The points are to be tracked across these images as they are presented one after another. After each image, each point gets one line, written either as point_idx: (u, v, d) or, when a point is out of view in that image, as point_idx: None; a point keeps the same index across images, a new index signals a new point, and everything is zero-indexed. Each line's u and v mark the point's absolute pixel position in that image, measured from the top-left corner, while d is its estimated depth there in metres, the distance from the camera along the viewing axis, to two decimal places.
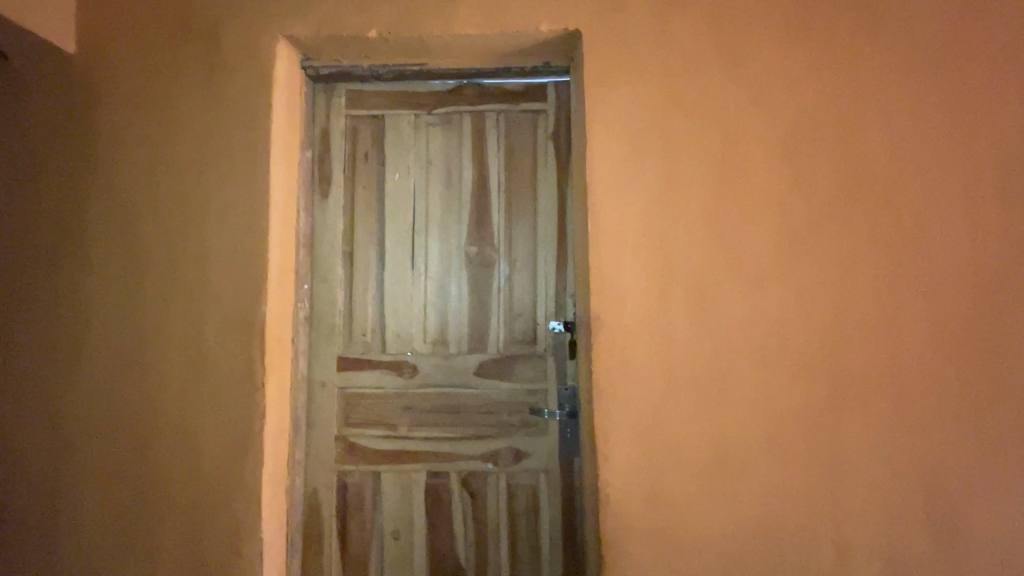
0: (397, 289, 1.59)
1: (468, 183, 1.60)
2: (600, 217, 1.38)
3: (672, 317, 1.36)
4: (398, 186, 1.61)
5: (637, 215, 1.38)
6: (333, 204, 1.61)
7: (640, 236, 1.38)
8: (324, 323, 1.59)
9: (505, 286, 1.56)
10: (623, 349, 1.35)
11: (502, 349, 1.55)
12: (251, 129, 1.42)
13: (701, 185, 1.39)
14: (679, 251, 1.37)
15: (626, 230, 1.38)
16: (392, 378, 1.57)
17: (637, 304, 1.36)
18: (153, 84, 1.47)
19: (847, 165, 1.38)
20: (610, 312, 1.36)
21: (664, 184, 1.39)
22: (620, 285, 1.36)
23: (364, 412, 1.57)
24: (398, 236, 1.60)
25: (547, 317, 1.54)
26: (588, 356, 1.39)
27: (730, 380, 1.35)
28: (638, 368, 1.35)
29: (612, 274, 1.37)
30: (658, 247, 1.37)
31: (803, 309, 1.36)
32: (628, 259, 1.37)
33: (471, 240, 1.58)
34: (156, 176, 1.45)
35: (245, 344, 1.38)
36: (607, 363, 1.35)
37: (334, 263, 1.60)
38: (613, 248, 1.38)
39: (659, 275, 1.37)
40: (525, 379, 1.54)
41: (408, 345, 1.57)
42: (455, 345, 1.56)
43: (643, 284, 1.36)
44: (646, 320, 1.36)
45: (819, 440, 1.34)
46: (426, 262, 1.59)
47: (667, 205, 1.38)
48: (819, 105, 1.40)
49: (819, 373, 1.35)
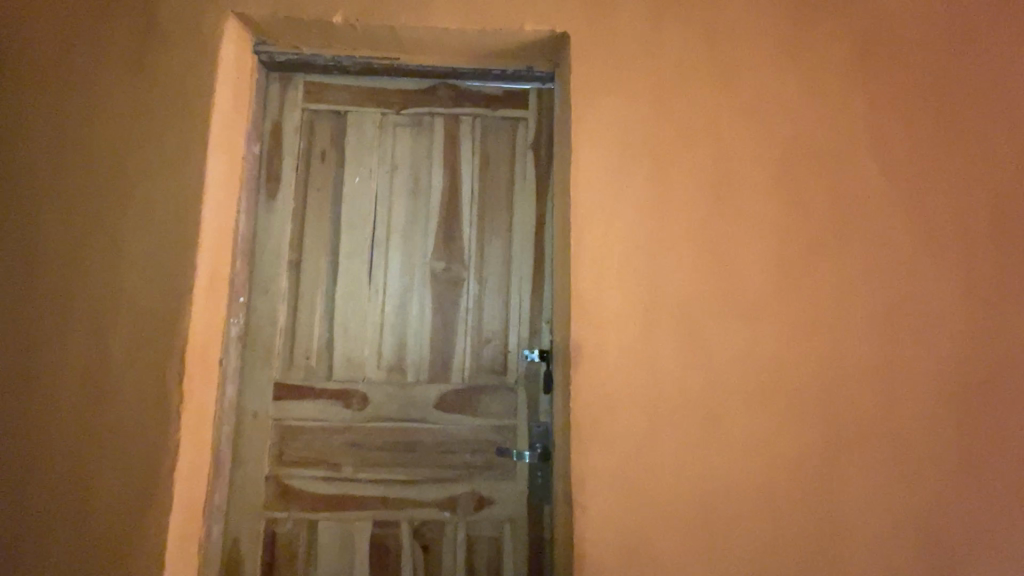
0: (348, 307, 1.38)
1: (437, 191, 1.43)
2: (583, 234, 1.25)
3: (660, 349, 1.22)
4: (357, 190, 1.42)
5: (623, 234, 1.26)
6: (281, 207, 1.41)
7: (627, 257, 1.25)
8: (260, 342, 1.36)
9: (474, 309, 1.39)
10: (606, 382, 1.20)
11: (467, 379, 1.37)
12: (188, 113, 1.22)
13: (692, 205, 1.28)
14: (669, 275, 1.25)
15: (611, 249, 1.25)
16: (337, 409, 1.35)
17: (622, 332, 1.22)
18: (74, 55, 1.26)
19: (841, 194, 1.31)
20: (592, 340, 1.21)
21: (654, 201, 1.27)
22: (603, 310, 1.22)
23: (302, 449, 1.34)
24: (352, 246, 1.40)
25: (520, 343, 1.38)
26: (566, 388, 1.23)
27: (721, 421, 1.22)
28: (620, 404, 1.20)
29: (593, 298, 1.23)
30: (646, 271, 1.25)
31: (798, 345, 1.25)
32: (613, 282, 1.24)
33: (437, 255, 1.40)
34: (68, 160, 1.22)
35: (160, 363, 1.14)
36: (586, 397, 1.19)
37: (277, 274, 1.38)
38: (597, 269, 1.24)
39: (645, 301, 1.24)
40: (492, 414, 1.36)
41: (359, 371, 1.37)
42: (413, 374, 1.37)
43: (629, 311, 1.23)
44: (631, 351, 1.22)
45: (815, 486, 1.22)
46: (384, 277, 1.40)
47: (657, 224, 1.27)
48: (813, 129, 1.33)
49: (814, 413, 1.24)
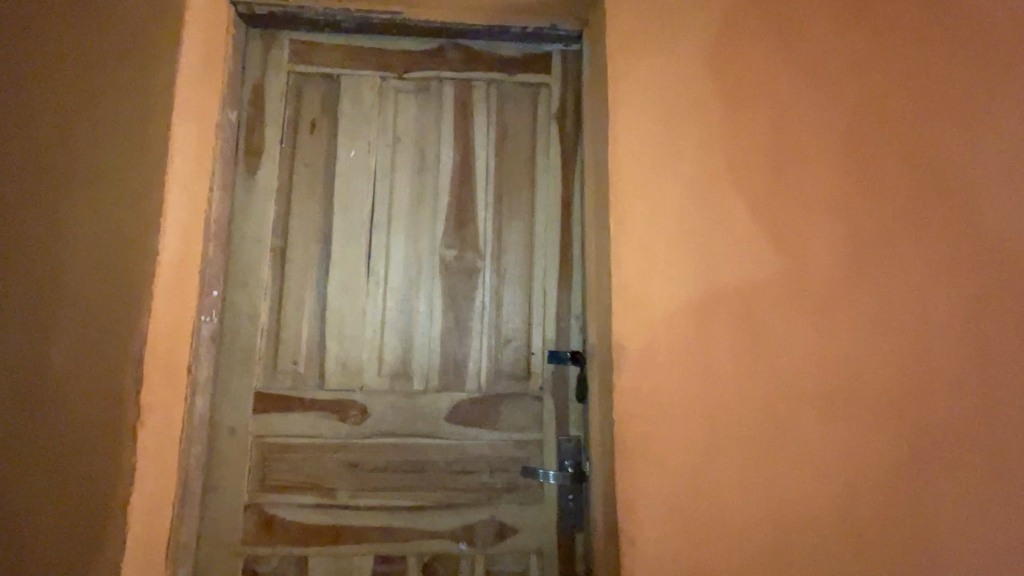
0: (343, 304, 1.17)
1: (447, 168, 1.23)
2: (623, 216, 1.06)
3: (717, 350, 1.04)
4: (353, 167, 1.21)
5: (670, 215, 1.07)
6: (262, 185, 1.20)
7: (675, 242, 1.06)
8: (238, 345, 1.14)
9: (491, 304, 1.19)
10: (654, 391, 1.01)
11: (484, 386, 1.17)
12: (150, 72, 1.02)
13: (749, 181, 1.10)
14: (724, 263, 1.07)
15: (657, 232, 1.06)
16: (330, 423, 1.14)
17: (671, 331, 1.03)
18: (20, 8, 1.07)
19: (919, 167, 1.13)
20: (636, 340, 1.03)
21: (705, 177, 1.09)
22: (649, 305, 1.04)
23: (289, 471, 1.12)
24: (347, 232, 1.19)
25: (546, 344, 1.18)
26: (606, 397, 1.04)
27: (788, 433, 1.03)
28: (672, 415, 1.01)
29: (637, 291, 1.04)
30: (699, 257, 1.06)
31: (874, 343, 1.07)
32: (659, 271, 1.05)
33: (448, 242, 1.20)
34: (14, 130, 1.03)
35: (113, 372, 0.94)
36: (632, 407, 1.01)
37: (259, 264, 1.17)
38: (641, 256, 1.05)
39: (698, 294, 1.05)
40: (514, 427, 1.16)
41: (356, 379, 1.16)
42: (421, 381, 1.16)
43: (679, 305, 1.04)
44: (683, 352, 1.03)
45: (903, 508, 1.03)
46: (386, 268, 1.19)
47: (709, 203, 1.08)
48: (885, 93, 1.16)
49: (897, 421, 1.05)
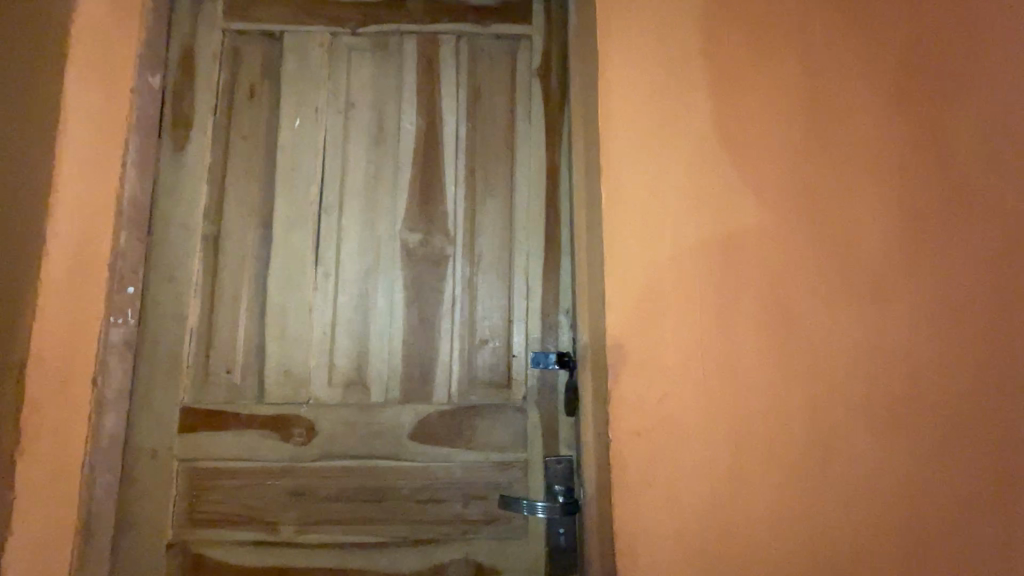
0: (286, 300, 0.99)
1: (409, 137, 1.03)
2: (616, 185, 0.86)
3: (740, 348, 0.82)
4: (299, 138, 1.03)
5: (676, 181, 0.86)
6: (191, 162, 1.01)
7: (683, 215, 0.85)
8: (161, 351, 0.96)
9: (463, 297, 1.00)
10: (659, 399, 0.81)
11: (455, 396, 0.97)
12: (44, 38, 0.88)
13: (778, 135, 0.88)
14: (747, 238, 0.85)
15: (660, 203, 0.86)
16: (270, 444, 0.95)
17: (680, 324, 0.83)
18: None
19: (1003, 106, 0.88)
20: (636, 336, 0.82)
21: (719, 134, 0.88)
22: (652, 293, 0.83)
23: (221, 502, 0.93)
24: (291, 215, 1.01)
25: (529, 345, 0.98)
26: (599, 409, 0.84)
27: (836, 451, 0.81)
28: (683, 431, 0.80)
29: (636, 276, 0.84)
30: (714, 232, 0.85)
31: (949, 335, 0.83)
32: (664, 251, 0.84)
33: (411, 225, 1.01)
34: None
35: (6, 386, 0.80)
36: (630, 421, 0.80)
37: (187, 255, 0.99)
38: (640, 232, 0.85)
39: (714, 277, 0.84)
40: (492, 446, 0.95)
41: (302, 390, 0.97)
42: (379, 391, 0.97)
43: (690, 292, 0.83)
44: (696, 350, 0.82)
45: (995, 549, 0.79)
46: (338, 257, 1.00)
47: (726, 165, 0.87)
48: (957, 16, 0.91)
49: (984, 436, 0.81)
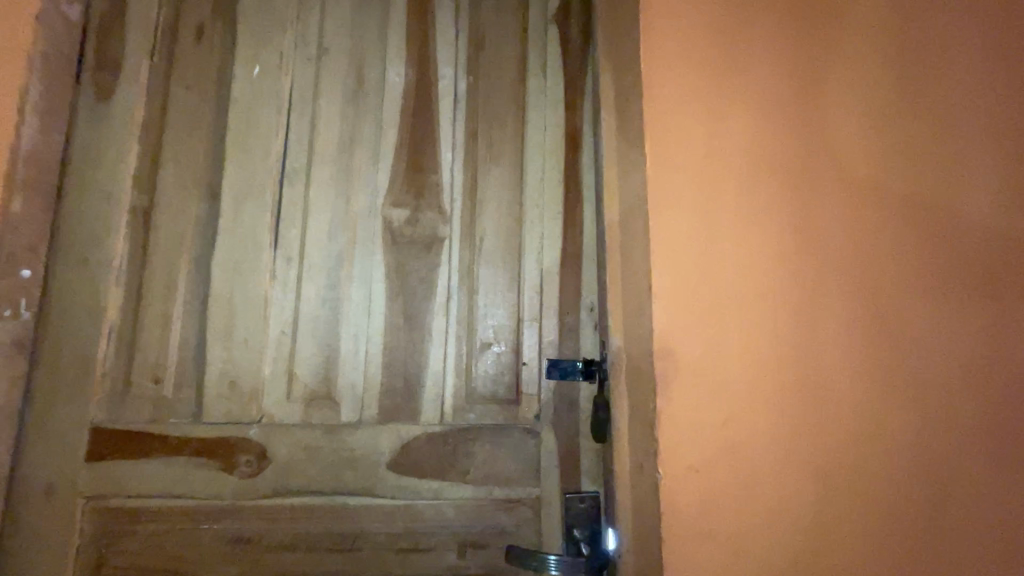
0: (235, 291, 0.78)
1: (395, 90, 0.83)
2: (661, 141, 0.66)
3: (826, 355, 0.62)
4: (257, 90, 0.82)
5: (739, 138, 0.66)
6: (119, 116, 0.80)
7: (749, 181, 0.65)
8: (68, 354, 0.74)
9: (460, 289, 0.79)
10: (723, 423, 0.60)
11: (449, 415, 0.76)
12: None
13: (866, 84, 0.68)
14: (830, 211, 0.65)
15: (719, 166, 0.65)
16: (208, 476, 0.73)
17: (749, 325, 0.62)
18: None
19: None
20: (690, 338, 0.61)
21: (793, 80, 0.68)
22: (711, 282, 0.63)
23: (140, 553, 0.71)
24: (245, 185, 0.80)
25: (543, 351, 0.78)
26: (640, 433, 0.63)
27: (954, 496, 0.60)
28: (753, 464, 0.60)
29: (688, 259, 0.63)
30: (790, 203, 0.65)
31: None
32: (725, 228, 0.64)
33: (395, 199, 0.81)
34: None
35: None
36: (684, 452, 0.60)
37: (108, 232, 0.78)
38: (694, 202, 0.64)
39: (792, 263, 0.63)
40: (495, 479, 0.75)
41: (252, 406, 0.75)
42: (352, 408, 0.76)
43: (761, 279, 0.63)
44: (771, 359, 0.61)
45: None
46: (302, 238, 0.79)
47: (803, 116, 0.67)
48: None
49: None
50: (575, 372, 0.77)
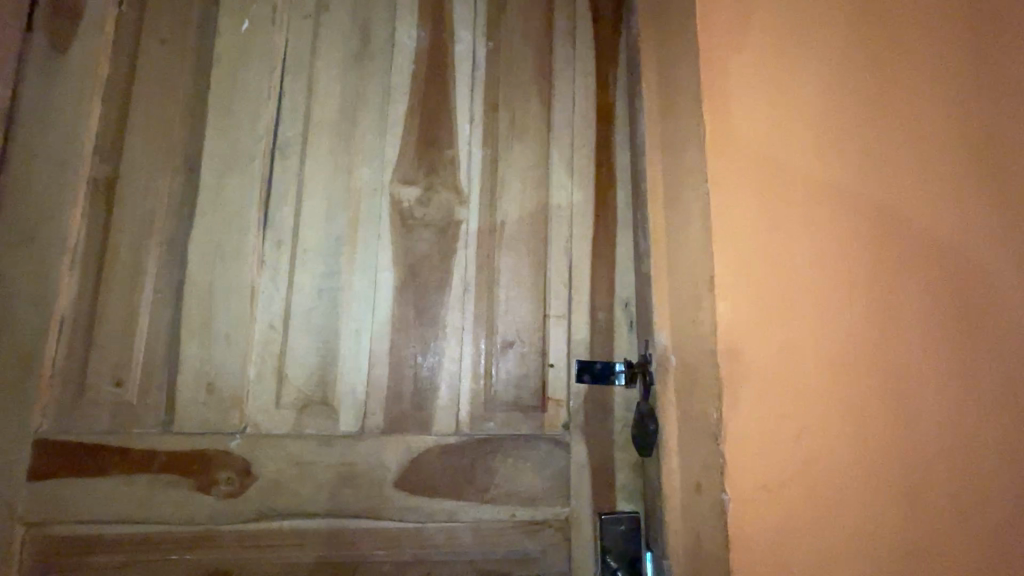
0: (216, 278, 0.66)
1: (405, 54, 0.73)
2: (724, 112, 0.57)
3: (902, 360, 0.55)
4: (244, 47, 0.71)
5: (806, 112, 0.59)
6: (77, 70, 0.68)
7: (820, 161, 0.57)
8: (9, 350, 0.62)
9: (479, 280, 0.70)
10: (798, 436, 0.52)
11: (465, 424, 0.67)
12: None
13: (929, 67, 0.63)
14: (901, 199, 0.59)
15: (787, 142, 0.57)
16: (179, 497, 0.62)
17: (823, 323, 0.54)
18: None
19: None
20: (760, 337, 0.53)
21: (858, 54, 0.62)
22: (782, 274, 0.54)
23: None
24: (229, 155, 0.69)
25: (572, 350, 0.69)
26: (698, 445, 0.54)
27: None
28: (830, 483, 0.52)
29: (756, 247, 0.55)
30: (862, 189, 0.58)
31: None
32: (795, 212, 0.56)
33: (405, 176, 0.71)
34: None
35: None
36: (754, 470, 0.51)
37: (61, 206, 0.65)
38: (761, 181, 0.56)
39: (865, 254, 0.56)
40: (518, 498, 0.65)
41: (234, 413, 0.64)
42: (353, 416, 0.65)
43: (835, 273, 0.55)
44: (848, 363, 0.54)
45: None
46: (296, 218, 0.69)
47: (870, 96, 0.61)
48: None
49: None
50: (620, 374, 0.68)
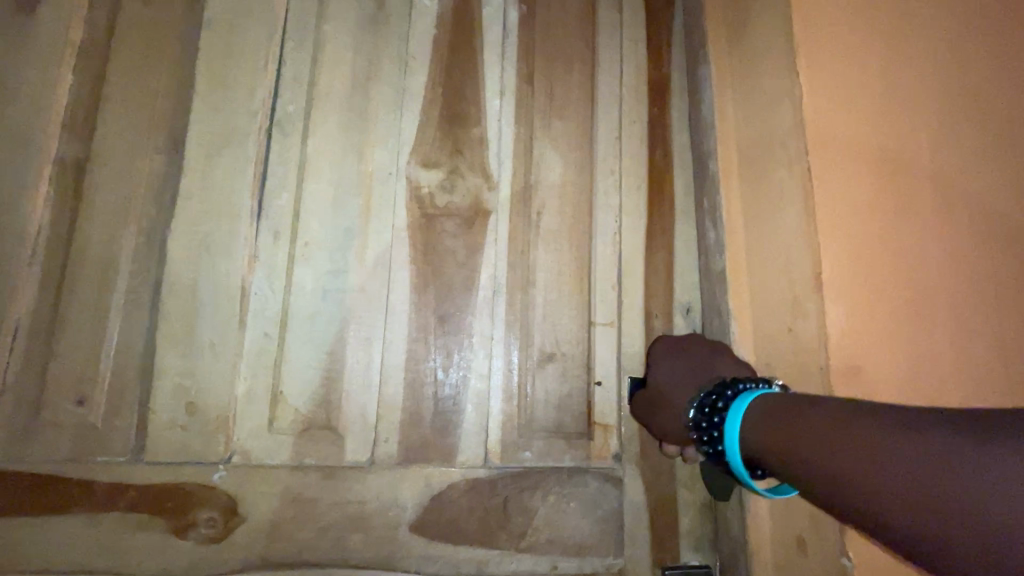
0: (202, 277, 0.56)
1: (426, 17, 0.63)
2: (828, 82, 0.48)
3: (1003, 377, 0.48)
4: (241, 8, 0.61)
5: (913, 87, 0.50)
6: (46, 34, 0.58)
7: (930, 144, 0.49)
8: None
9: (511, 280, 0.58)
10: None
11: (496, 454, 0.55)
12: None
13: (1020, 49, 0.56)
14: (999, 195, 0.51)
15: (898, 119, 0.49)
16: (150, 541, 0.51)
17: (940, 331, 0.46)
18: None
19: None
20: (876, 348, 0.45)
21: (951, 27, 0.54)
22: (899, 274, 0.46)
23: None
24: (220, 133, 0.59)
25: (624, 365, 0.58)
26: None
27: None
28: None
29: (872, 240, 0.46)
30: (962, 179, 0.50)
31: None
32: (910, 201, 0.48)
33: (426, 157, 0.60)
34: None
35: None
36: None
37: (21, 189, 0.55)
38: (873, 164, 0.47)
39: (975, 252, 0.49)
40: (561, 545, 0.53)
41: (219, 440, 0.53)
42: (363, 443, 0.54)
43: (937, 276, 0.47)
44: (964, 376, 0.47)
45: None
46: (297, 206, 0.58)
47: (965, 75, 0.53)
48: None
49: None
50: None
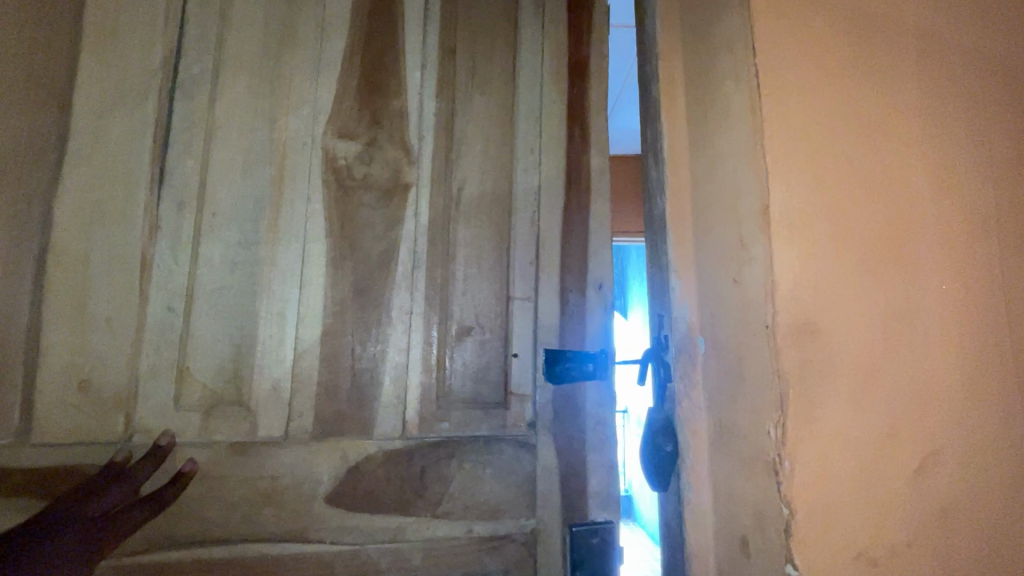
0: (95, 247, 0.52)
1: None
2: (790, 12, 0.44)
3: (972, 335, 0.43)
4: None
5: (886, 26, 0.46)
6: None
7: (891, 78, 0.45)
8: None
9: (431, 255, 0.59)
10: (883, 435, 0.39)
11: (414, 425, 0.56)
12: None
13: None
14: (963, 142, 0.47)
15: (867, 58, 0.45)
16: None
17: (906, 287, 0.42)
18: None
19: None
20: (833, 300, 0.40)
21: None
22: (861, 218, 0.41)
23: None
24: (116, 92, 0.54)
25: (541, 337, 0.60)
26: (742, 468, 0.43)
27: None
28: (920, 536, 0.39)
29: (831, 179, 0.41)
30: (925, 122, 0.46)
31: None
32: (869, 140, 0.43)
33: (343, 127, 0.59)
34: None
35: None
36: (832, 492, 0.38)
37: None
38: (830, 102, 0.43)
39: (946, 205, 0.45)
40: (476, 509, 0.56)
41: (118, 418, 0.51)
42: (276, 417, 0.54)
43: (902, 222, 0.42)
44: (931, 331, 0.42)
45: None
46: (204, 173, 0.55)
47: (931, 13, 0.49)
48: None
49: None
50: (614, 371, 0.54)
